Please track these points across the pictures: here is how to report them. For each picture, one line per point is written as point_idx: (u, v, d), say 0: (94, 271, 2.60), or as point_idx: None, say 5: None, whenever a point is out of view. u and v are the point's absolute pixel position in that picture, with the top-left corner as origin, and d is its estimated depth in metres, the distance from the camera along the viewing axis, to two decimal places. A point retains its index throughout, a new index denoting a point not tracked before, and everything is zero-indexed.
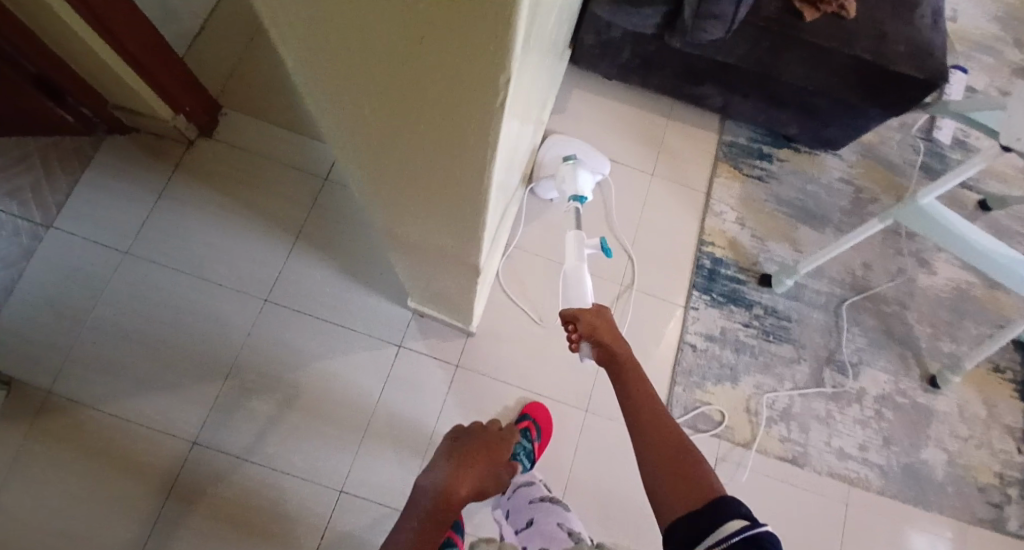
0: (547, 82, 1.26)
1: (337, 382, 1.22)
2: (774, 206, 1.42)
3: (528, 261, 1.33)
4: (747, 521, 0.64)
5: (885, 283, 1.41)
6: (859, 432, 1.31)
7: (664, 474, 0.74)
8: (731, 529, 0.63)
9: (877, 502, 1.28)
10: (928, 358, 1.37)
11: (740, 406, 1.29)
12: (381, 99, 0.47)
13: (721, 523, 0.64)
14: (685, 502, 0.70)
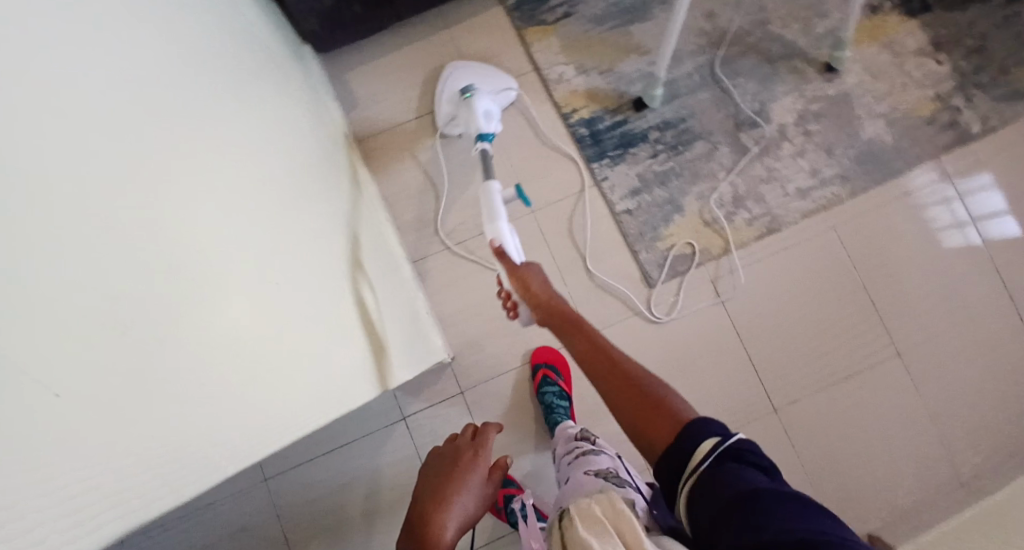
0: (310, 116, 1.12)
1: (379, 488, 1.20)
2: (598, 31, 1.32)
3: (440, 260, 1.26)
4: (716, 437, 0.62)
5: (735, 17, 1.34)
6: (803, 162, 1.31)
7: (618, 405, 0.70)
8: (702, 453, 0.61)
9: (854, 207, 1.30)
10: (815, 51, 1.33)
11: (700, 225, 1.28)
12: None
13: (698, 445, 0.62)
14: (657, 433, 0.66)
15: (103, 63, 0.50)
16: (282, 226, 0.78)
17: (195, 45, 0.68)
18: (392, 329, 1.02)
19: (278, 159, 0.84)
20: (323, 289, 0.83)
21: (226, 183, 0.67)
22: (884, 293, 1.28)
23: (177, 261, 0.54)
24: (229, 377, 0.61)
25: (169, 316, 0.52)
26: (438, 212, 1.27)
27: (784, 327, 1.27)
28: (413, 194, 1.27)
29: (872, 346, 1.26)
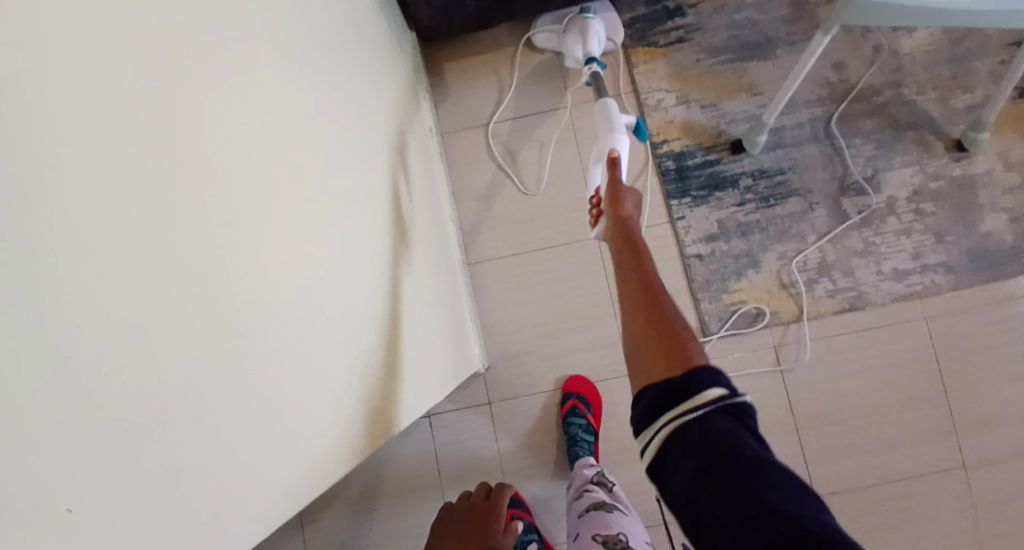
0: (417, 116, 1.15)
1: (396, 476, 1.21)
2: (710, 63, 1.25)
3: (498, 266, 1.25)
4: (722, 392, 0.57)
5: (866, 73, 1.24)
6: (907, 243, 1.19)
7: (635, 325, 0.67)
8: (702, 400, 0.57)
9: (953, 303, 1.18)
10: (948, 125, 1.22)
11: (775, 286, 1.19)
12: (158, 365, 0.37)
13: (699, 390, 0.57)
14: (660, 365, 0.61)
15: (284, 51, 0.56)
16: (370, 225, 0.74)
17: (318, 26, 0.66)
18: (436, 346, 0.98)
19: (374, 153, 0.80)
20: (393, 295, 0.79)
21: (330, 175, 0.63)
22: (964, 404, 1.16)
23: (281, 257, 0.50)
24: (312, 386, 0.57)
25: (266, 312, 0.49)
26: (507, 216, 1.26)
27: (844, 413, 1.17)
28: (487, 195, 1.27)
29: (937, 454, 1.15)
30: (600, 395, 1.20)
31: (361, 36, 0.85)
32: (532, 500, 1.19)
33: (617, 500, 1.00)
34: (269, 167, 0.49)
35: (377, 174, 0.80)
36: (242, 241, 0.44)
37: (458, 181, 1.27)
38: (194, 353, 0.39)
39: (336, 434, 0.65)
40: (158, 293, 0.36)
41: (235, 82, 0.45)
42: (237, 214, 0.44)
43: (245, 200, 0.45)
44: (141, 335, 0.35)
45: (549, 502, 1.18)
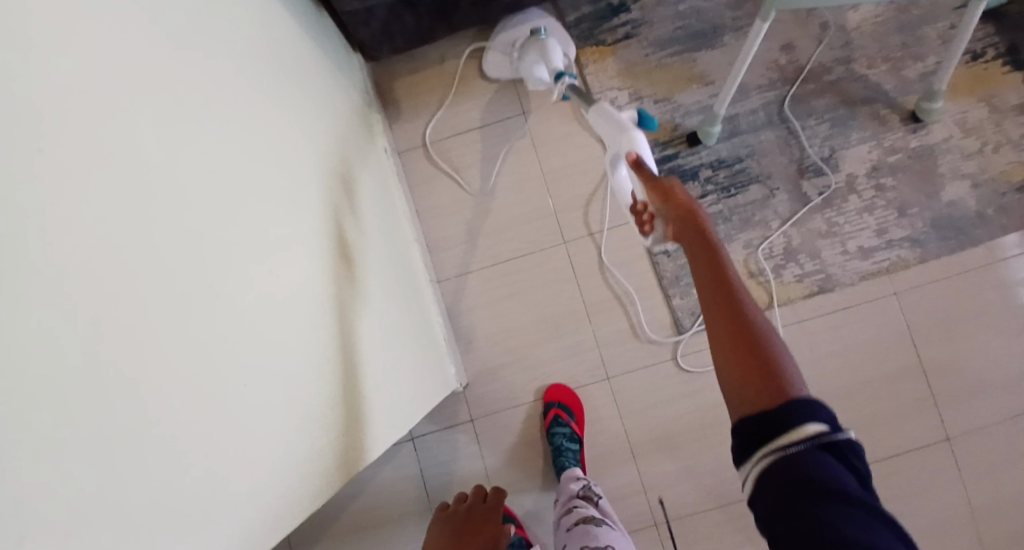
0: (368, 137, 1.14)
1: (383, 502, 1.20)
2: (659, 57, 1.25)
3: (467, 281, 1.25)
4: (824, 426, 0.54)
5: (815, 52, 1.23)
6: (870, 219, 1.19)
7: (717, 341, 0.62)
8: (797, 436, 0.53)
9: (923, 275, 1.17)
10: (902, 97, 1.21)
11: (743, 276, 1.19)
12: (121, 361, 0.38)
13: (794, 426, 0.53)
14: (756, 389, 0.57)
15: (210, 81, 0.56)
16: (310, 257, 0.71)
17: (242, 66, 0.65)
18: (403, 372, 0.95)
19: (312, 187, 0.78)
20: (348, 339, 0.76)
21: (255, 197, 0.61)
22: (940, 375, 1.16)
23: (205, 268, 0.49)
24: (248, 436, 0.53)
25: (186, 348, 0.45)
26: (471, 231, 1.25)
27: (825, 397, 1.16)
28: (448, 211, 1.26)
29: (919, 427, 1.15)
30: (581, 401, 1.20)
31: (292, 69, 0.83)
32: (522, 513, 1.18)
33: (605, 515, 1.01)
34: (173, 201, 0.46)
35: (318, 209, 0.78)
36: (144, 278, 0.41)
37: (418, 199, 1.26)
38: (123, 339, 0.38)
39: (282, 485, 0.61)
40: (34, 332, 0.32)
41: (111, 102, 0.41)
42: (135, 249, 0.41)
43: (143, 231, 0.42)
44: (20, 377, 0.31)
45: (539, 514, 1.18)
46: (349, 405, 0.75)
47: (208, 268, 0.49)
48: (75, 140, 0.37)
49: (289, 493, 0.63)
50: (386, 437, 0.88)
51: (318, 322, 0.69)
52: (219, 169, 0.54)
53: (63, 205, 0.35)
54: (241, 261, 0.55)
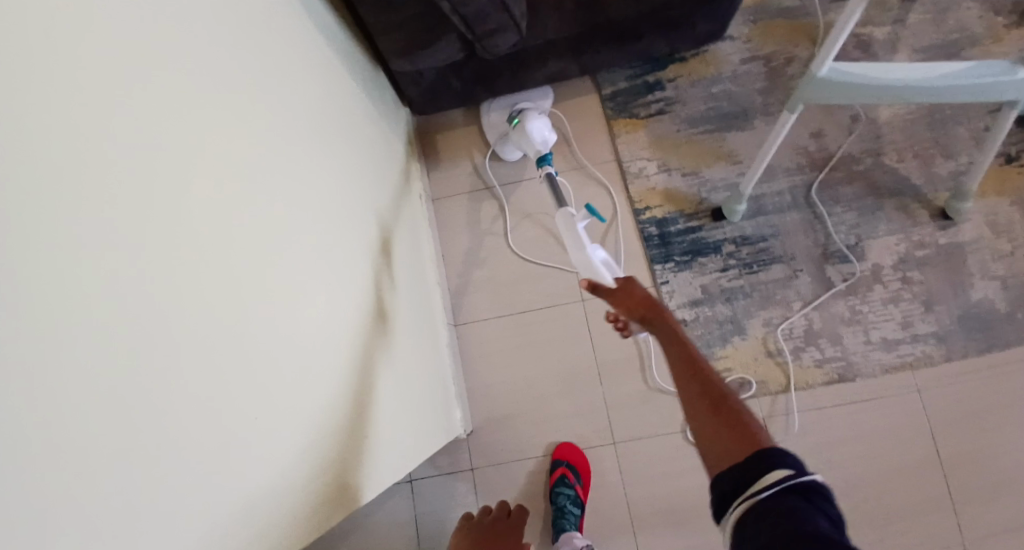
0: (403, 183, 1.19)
1: (372, 546, 1.17)
2: (690, 133, 1.30)
3: (482, 330, 1.26)
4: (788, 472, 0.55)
5: (845, 142, 1.26)
6: (895, 311, 1.17)
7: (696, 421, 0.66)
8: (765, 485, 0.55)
9: (950, 371, 1.14)
10: (931, 193, 1.22)
11: (761, 354, 1.17)
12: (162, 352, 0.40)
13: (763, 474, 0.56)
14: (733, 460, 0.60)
15: (260, 107, 0.61)
16: (335, 281, 0.74)
17: (291, 98, 0.71)
18: (410, 411, 0.95)
19: (342, 215, 0.82)
20: (361, 372, 0.77)
21: (291, 217, 0.64)
22: (965, 479, 1.10)
23: (241, 277, 0.51)
24: (262, 460, 0.53)
25: (217, 352, 0.46)
26: (492, 282, 1.28)
27: (839, 491, 1.11)
28: (472, 260, 1.29)
29: (939, 536, 1.08)
30: (589, 464, 1.17)
31: (337, 114, 0.88)
32: None
33: None
34: (209, 225, 0.47)
35: (346, 236, 0.81)
36: (174, 297, 0.42)
37: (444, 246, 1.30)
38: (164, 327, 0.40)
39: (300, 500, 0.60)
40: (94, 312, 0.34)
41: (169, 112, 0.44)
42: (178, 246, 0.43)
43: (188, 231, 0.44)
44: (47, 410, 0.31)
45: None
46: (362, 438, 0.75)
47: (242, 277, 0.52)
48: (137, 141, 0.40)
49: (307, 511, 0.62)
50: (390, 475, 0.87)
51: (338, 343, 0.71)
52: (252, 198, 0.56)
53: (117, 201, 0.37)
54: (267, 288, 0.56)
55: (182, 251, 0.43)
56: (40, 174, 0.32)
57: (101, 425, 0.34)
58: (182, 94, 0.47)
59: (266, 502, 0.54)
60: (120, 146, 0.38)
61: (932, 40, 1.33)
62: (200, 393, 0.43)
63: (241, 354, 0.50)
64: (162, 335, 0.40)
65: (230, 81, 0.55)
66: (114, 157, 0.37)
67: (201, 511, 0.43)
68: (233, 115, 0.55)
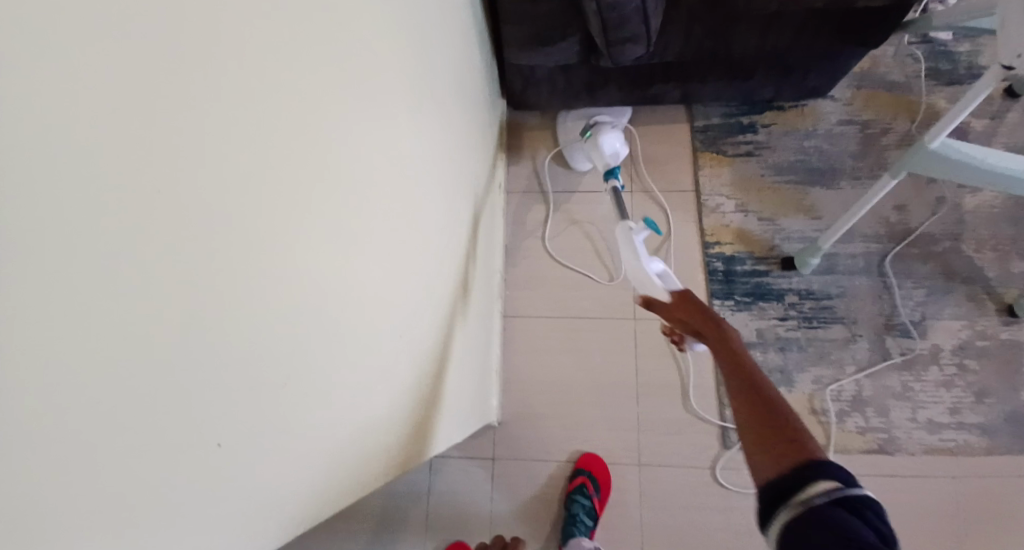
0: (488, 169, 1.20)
1: (384, 511, 1.18)
2: (774, 180, 1.31)
3: (532, 326, 1.27)
4: (836, 482, 0.51)
5: (926, 221, 1.26)
6: (946, 396, 1.17)
7: (738, 402, 0.64)
8: (817, 491, 0.51)
9: (990, 467, 1.12)
10: (1003, 288, 1.22)
11: (805, 408, 1.17)
12: (303, 284, 0.39)
13: (809, 484, 0.52)
14: (776, 459, 0.57)
15: (416, 60, 0.62)
16: (436, 245, 0.74)
17: (435, 60, 0.72)
18: (465, 395, 0.97)
19: (450, 184, 0.83)
20: (443, 330, 0.78)
21: (419, 173, 0.65)
22: None
23: (378, 223, 0.51)
24: (361, 403, 0.53)
25: (343, 291, 0.46)
26: (552, 282, 1.29)
27: None
28: (537, 257, 1.31)
29: None
30: (613, 479, 1.17)
31: (461, 87, 0.90)
32: None
33: None
34: (364, 163, 0.47)
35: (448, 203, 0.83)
36: (320, 218, 0.40)
37: (512, 238, 1.32)
38: (313, 260, 0.40)
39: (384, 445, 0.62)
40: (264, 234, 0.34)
41: (360, 44, 0.45)
42: (340, 182, 0.43)
43: (349, 167, 0.44)
44: (212, 328, 0.30)
45: None
46: (433, 403, 0.75)
47: (379, 221, 0.52)
48: (334, 68, 0.40)
49: (383, 456, 0.63)
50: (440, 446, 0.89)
51: (433, 304, 0.72)
52: (398, 144, 0.56)
53: (307, 124, 0.37)
54: (392, 224, 0.55)
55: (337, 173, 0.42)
56: (259, 87, 0.31)
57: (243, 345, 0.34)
58: (370, 27, 0.47)
59: (354, 443, 0.54)
60: (318, 71, 0.38)
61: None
62: (321, 332, 0.43)
63: (363, 297, 0.50)
64: (308, 266, 0.39)
65: (400, 30, 0.56)
66: (315, 82, 0.37)
67: (296, 450, 0.43)
68: (397, 61, 0.55)
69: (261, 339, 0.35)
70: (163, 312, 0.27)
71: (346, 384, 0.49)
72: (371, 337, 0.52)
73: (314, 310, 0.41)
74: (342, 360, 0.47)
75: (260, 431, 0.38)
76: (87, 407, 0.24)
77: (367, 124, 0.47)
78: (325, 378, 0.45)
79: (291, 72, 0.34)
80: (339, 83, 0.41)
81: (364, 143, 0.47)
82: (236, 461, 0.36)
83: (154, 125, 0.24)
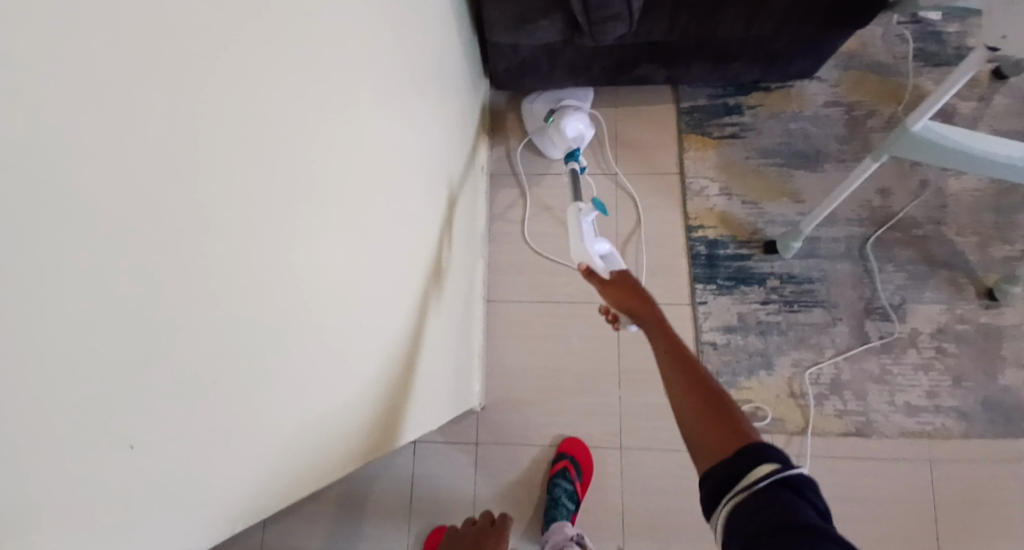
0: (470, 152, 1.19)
1: (366, 495, 1.19)
2: (758, 163, 1.30)
3: (515, 310, 1.27)
4: (777, 464, 0.52)
5: (909, 205, 1.26)
6: (924, 379, 1.18)
7: (686, 403, 0.63)
8: (761, 473, 0.52)
9: (964, 449, 1.14)
10: (983, 272, 1.22)
11: (784, 392, 1.18)
12: (257, 282, 0.39)
13: (754, 467, 0.53)
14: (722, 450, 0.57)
15: (388, 46, 0.61)
16: (410, 233, 0.74)
17: (411, 45, 0.71)
18: (441, 381, 0.97)
19: (427, 170, 0.82)
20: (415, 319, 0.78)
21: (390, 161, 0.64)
22: None
23: (343, 215, 0.51)
24: (320, 395, 0.53)
25: (302, 286, 0.45)
26: (535, 266, 1.29)
27: None
28: (520, 241, 1.30)
29: None
30: (593, 462, 1.18)
31: (440, 71, 0.89)
32: None
33: None
34: (328, 156, 0.46)
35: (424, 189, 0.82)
36: (276, 213, 0.40)
37: (495, 221, 1.31)
38: (268, 258, 0.40)
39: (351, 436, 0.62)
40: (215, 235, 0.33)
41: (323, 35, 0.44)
42: (300, 178, 0.42)
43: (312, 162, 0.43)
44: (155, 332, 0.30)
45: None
46: (401, 391, 0.76)
47: (344, 214, 0.51)
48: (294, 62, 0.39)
49: (352, 446, 0.63)
50: (413, 432, 0.89)
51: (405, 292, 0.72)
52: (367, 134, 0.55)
53: (263, 122, 0.36)
54: (359, 212, 0.54)
55: (295, 162, 0.41)
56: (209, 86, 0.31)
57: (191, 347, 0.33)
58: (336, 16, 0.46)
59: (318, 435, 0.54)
60: (276, 66, 0.37)
61: (1014, 124, 1.33)
62: (278, 328, 0.43)
63: (324, 291, 0.49)
64: (262, 265, 0.39)
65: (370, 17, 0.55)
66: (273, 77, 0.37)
67: (249, 444, 0.43)
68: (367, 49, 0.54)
69: (212, 340, 0.35)
70: (103, 315, 0.27)
71: (305, 378, 0.49)
72: (331, 330, 0.52)
73: (269, 308, 0.41)
74: (300, 355, 0.47)
75: (214, 422, 0.38)
76: (15, 412, 0.24)
77: (333, 117, 0.46)
78: (282, 374, 0.45)
79: (240, 64, 0.33)
80: (301, 77, 0.40)
81: (328, 136, 0.46)
82: (186, 458, 0.36)
83: (85, 134, 0.24)
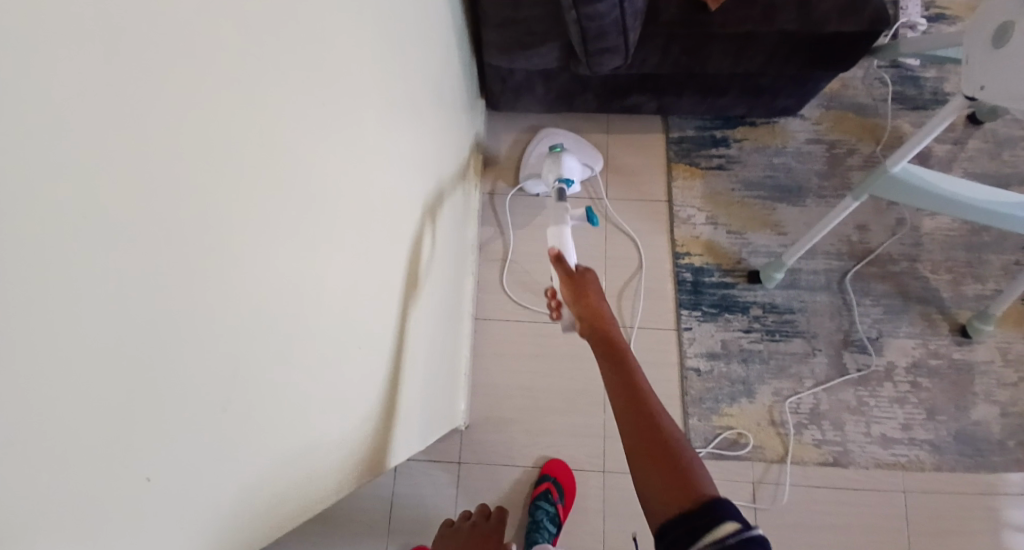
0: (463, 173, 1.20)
1: (344, 514, 1.17)
2: (742, 195, 1.33)
3: (501, 330, 1.27)
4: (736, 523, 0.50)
5: (886, 242, 1.31)
6: (899, 412, 1.21)
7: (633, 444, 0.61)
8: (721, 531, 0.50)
9: (936, 481, 1.17)
10: (955, 309, 1.27)
11: (765, 420, 1.19)
12: (266, 289, 0.38)
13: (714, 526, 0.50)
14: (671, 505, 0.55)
15: (394, 60, 0.62)
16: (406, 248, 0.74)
17: (413, 61, 0.71)
18: (428, 398, 0.96)
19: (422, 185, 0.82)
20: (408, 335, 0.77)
21: (389, 175, 0.64)
22: None
23: (345, 225, 0.51)
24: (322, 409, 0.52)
25: (306, 295, 0.45)
26: (523, 286, 1.29)
27: None
28: (508, 261, 1.31)
29: None
30: (575, 485, 1.17)
31: (438, 89, 0.90)
32: None
33: None
34: (332, 165, 0.46)
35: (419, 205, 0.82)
36: (285, 218, 0.39)
37: (485, 240, 1.32)
38: (276, 265, 0.39)
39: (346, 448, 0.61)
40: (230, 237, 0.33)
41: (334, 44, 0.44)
42: (305, 184, 0.42)
43: (316, 169, 0.43)
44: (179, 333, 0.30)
45: None
46: (394, 410, 0.75)
47: (346, 224, 0.51)
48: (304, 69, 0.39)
49: (345, 461, 0.62)
50: (404, 452, 0.88)
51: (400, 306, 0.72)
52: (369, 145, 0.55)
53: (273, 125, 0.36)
54: (360, 222, 0.54)
55: (303, 168, 0.41)
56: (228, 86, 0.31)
57: (209, 350, 0.33)
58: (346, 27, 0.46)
59: (316, 448, 0.53)
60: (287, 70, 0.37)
61: (983, 168, 1.39)
62: (284, 337, 0.42)
63: (326, 301, 0.49)
64: (270, 270, 0.39)
65: (379, 31, 0.55)
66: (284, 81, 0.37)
67: (259, 460, 0.42)
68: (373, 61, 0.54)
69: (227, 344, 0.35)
70: (132, 314, 0.26)
71: (308, 391, 0.48)
72: (332, 341, 0.52)
73: (276, 316, 0.41)
74: (303, 366, 0.46)
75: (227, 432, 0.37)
76: (47, 426, 0.23)
77: (336, 126, 0.47)
78: (286, 385, 0.44)
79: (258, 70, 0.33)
80: (309, 83, 0.41)
81: (332, 144, 0.46)
82: (207, 469, 0.35)
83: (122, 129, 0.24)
